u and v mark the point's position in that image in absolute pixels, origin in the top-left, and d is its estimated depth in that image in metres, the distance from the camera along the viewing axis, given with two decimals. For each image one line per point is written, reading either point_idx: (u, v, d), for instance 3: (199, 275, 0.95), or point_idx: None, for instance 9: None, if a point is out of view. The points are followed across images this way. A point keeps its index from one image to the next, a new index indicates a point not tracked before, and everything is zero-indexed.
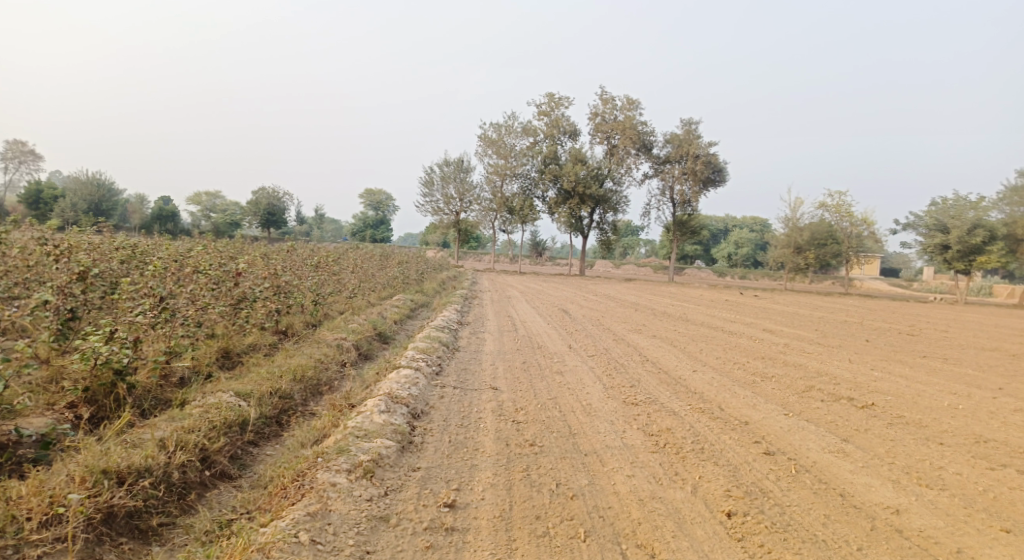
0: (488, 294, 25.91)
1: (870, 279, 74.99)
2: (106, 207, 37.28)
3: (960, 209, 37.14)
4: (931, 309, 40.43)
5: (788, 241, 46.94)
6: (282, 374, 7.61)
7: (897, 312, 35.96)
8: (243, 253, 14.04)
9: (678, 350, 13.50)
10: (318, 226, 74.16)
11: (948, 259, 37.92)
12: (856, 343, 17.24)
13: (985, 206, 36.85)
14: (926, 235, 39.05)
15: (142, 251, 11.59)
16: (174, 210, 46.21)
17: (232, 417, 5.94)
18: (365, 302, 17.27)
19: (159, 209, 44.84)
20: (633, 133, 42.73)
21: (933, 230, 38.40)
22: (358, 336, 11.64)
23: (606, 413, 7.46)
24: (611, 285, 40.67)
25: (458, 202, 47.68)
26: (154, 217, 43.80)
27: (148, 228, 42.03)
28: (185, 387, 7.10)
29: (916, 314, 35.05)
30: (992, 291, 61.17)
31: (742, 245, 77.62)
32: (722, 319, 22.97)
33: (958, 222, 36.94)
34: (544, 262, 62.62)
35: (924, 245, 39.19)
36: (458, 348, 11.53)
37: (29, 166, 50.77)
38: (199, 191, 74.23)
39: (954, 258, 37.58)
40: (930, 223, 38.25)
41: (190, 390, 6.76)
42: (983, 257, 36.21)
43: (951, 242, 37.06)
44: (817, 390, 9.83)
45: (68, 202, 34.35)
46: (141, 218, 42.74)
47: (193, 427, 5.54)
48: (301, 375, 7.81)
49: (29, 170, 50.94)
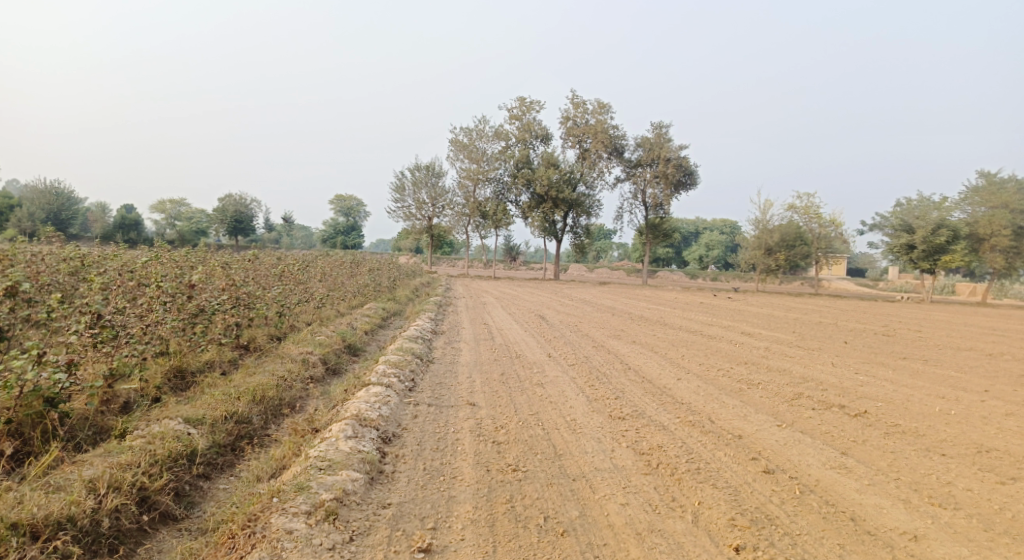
0: (463, 300, 25.35)
1: (838, 280, 75.85)
2: (66, 216, 36.04)
3: (926, 210, 37.51)
4: (900, 309, 40.71)
5: (759, 243, 47.12)
6: (241, 395, 7.01)
7: (868, 312, 36.13)
8: (202, 263, 13.33)
9: (659, 357, 13.08)
10: (288, 233, 72.91)
11: (913, 259, 38.07)
12: (836, 346, 17.00)
13: (948, 206, 37.27)
14: (893, 236, 39.34)
15: (92, 261, 10.87)
16: (138, 218, 44.93)
17: (179, 449, 5.36)
18: (334, 311, 16.59)
19: (122, 217, 43.54)
20: (605, 137, 42.54)
21: (899, 230, 38.71)
22: (326, 348, 11.04)
23: (592, 430, 6.98)
24: (585, 289, 40.34)
25: (430, 207, 47.05)
26: (117, 226, 42.50)
27: (110, 237, 40.75)
28: (129, 414, 6.49)
29: (886, 314, 35.20)
30: (956, 289, 62.11)
31: (713, 247, 78.03)
32: (699, 323, 22.66)
33: (923, 222, 37.29)
34: (517, 267, 62.17)
35: (890, 246, 39.37)
36: (432, 360, 10.95)
37: None
38: (164, 199, 72.56)
39: (919, 257, 37.73)
40: (897, 224, 38.56)
41: (133, 417, 6.15)
42: (948, 256, 36.54)
43: (916, 242, 37.26)
44: (806, 397, 9.45)
45: (25, 211, 33.09)
46: (103, 227, 41.42)
47: (130, 463, 4.98)
48: (262, 396, 7.21)
49: None
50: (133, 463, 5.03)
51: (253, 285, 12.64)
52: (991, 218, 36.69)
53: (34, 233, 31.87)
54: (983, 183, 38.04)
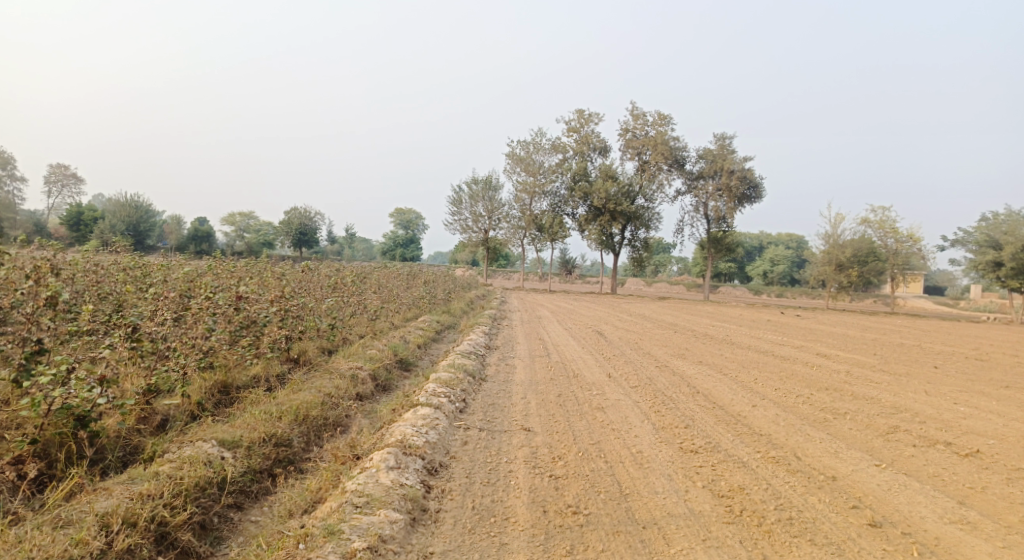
0: (518, 314, 24.76)
1: (913, 298, 72.07)
2: (142, 228, 37.31)
3: (1014, 225, 35.11)
4: (985, 330, 38.10)
5: (828, 258, 45.02)
6: (283, 414, 6.55)
7: (949, 333, 33.86)
8: (258, 273, 13.18)
9: (729, 380, 12.16)
10: (349, 245, 74.03)
11: (1001, 277, 35.69)
12: (923, 370, 15.63)
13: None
14: (976, 252, 36.93)
15: (148, 267, 10.75)
16: (207, 230, 46.25)
17: (207, 476, 4.96)
18: (388, 324, 16.23)
19: (194, 229, 44.85)
20: (665, 149, 41.47)
21: (984, 247, 36.33)
22: (377, 363, 10.60)
23: (662, 464, 6.24)
24: (644, 304, 39.24)
25: (487, 219, 46.82)
26: (188, 237, 43.76)
27: (181, 249, 42.00)
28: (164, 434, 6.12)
29: (970, 336, 32.92)
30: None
31: (778, 262, 75.35)
32: (767, 342, 21.42)
33: (1011, 238, 34.84)
34: (575, 280, 61.31)
35: (974, 263, 37.01)
36: (486, 378, 10.36)
37: (71, 189, 51.51)
38: (232, 212, 74.74)
39: (1007, 275, 35.34)
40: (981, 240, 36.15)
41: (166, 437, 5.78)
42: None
43: (1003, 259, 34.91)
44: (902, 431, 8.45)
45: (106, 223, 34.41)
46: (176, 238, 42.70)
47: (150, 494, 4.61)
48: (305, 414, 6.75)
49: (71, 193, 51.68)
50: (154, 494, 4.65)
51: (305, 295, 12.35)
52: None
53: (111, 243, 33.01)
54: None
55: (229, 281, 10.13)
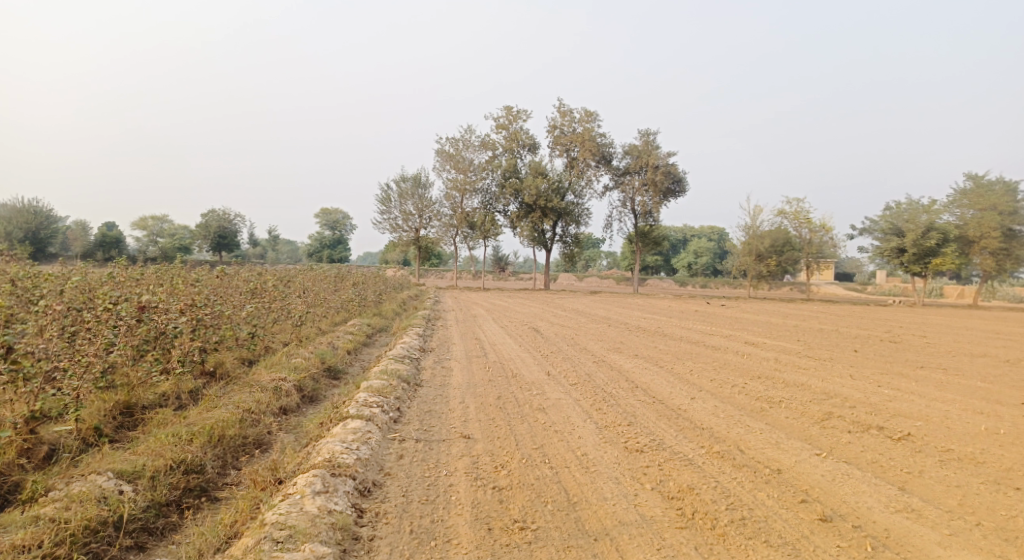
0: (452, 313, 24.26)
1: (827, 284, 75.34)
2: (45, 235, 34.91)
3: (914, 213, 37.06)
4: (894, 313, 40.03)
5: (749, 248, 46.44)
6: (194, 436, 6.01)
7: (863, 318, 35.37)
8: (168, 280, 12.31)
9: (666, 372, 12.08)
10: (273, 247, 71.60)
11: (904, 263, 37.57)
12: (847, 355, 16.07)
13: (937, 208, 36.73)
14: (882, 239, 38.77)
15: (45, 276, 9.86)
16: (120, 235, 43.74)
17: (97, 518, 4.50)
18: (316, 330, 15.51)
19: (104, 235, 42.31)
20: (593, 145, 41.76)
21: (889, 234, 38.16)
22: (302, 372, 10.03)
23: (608, 467, 6.00)
24: (576, 299, 39.41)
25: (417, 218, 46.02)
26: (98, 244, 41.24)
27: (91, 255, 39.51)
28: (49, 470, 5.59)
29: (882, 319, 34.47)
30: (945, 291, 61.70)
31: (702, 254, 77.41)
32: (698, 332, 21.70)
33: (913, 225, 36.72)
34: (506, 277, 61.17)
35: (881, 250, 38.84)
36: (421, 383, 9.92)
37: None
38: (146, 215, 71.05)
39: (910, 261, 37.22)
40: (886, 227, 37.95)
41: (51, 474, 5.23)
42: (939, 259, 35.89)
43: (906, 246, 36.76)
44: (837, 417, 8.49)
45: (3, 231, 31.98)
46: (84, 245, 40.19)
47: (26, 546, 4.18)
48: (219, 436, 6.21)
49: None
50: (30, 545, 4.22)
51: (221, 302, 11.64)
52: (980, 220, 36.14)
53: (11, 252, 30.74)
54: (973, 186, 37.44)
55: (133, 291, 9.40)
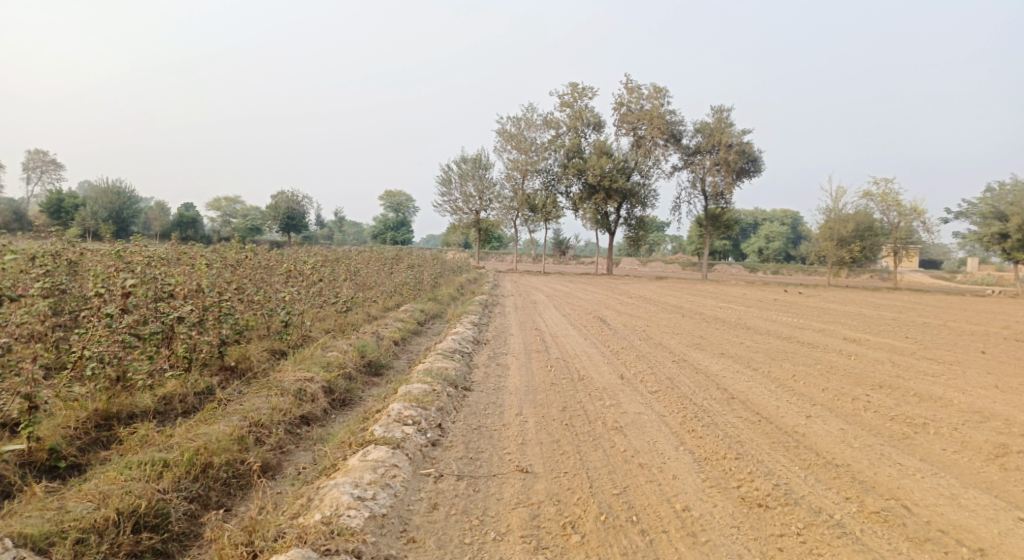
0: (511, 299, 22.65)
1: (911, 272, 70.25)
2: (127, 216, 35.12)
3: (1018, 195, 33.19)
4: (993, 305, 36.31)
5: (829, 233, 43.00)
6: (163, 473, 4.70)
7: (961, 309, 31.99)
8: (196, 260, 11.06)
9: (764, 378, 10.11)
10: (338, 229, 71.52)
11: (1006, 250, 33.83)
12: (971, 357, 13.67)
13: None
14: (980, 224, 35.02)
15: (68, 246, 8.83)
16: (193, 216, 44.04)
17: None
18: (362, 317, 14.18)
19: (179, 216, 42.51)
20: (661, 123, 39.26)
21: (988, 218, 34.41)
22: (333, 370, 8.56)
23: (724, 538, 4.32)
24: (643, 285, 37.30)
25: (478, 200, 44.53)
26: (172, 224, 41.41)
27: (166, 236, 39.84)
28: None
29: (981, 312, 31.10)
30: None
31: (773, 238, 73.38)
32: (783, 325, 19.41)
33: (1016, 209, 32.97)
34: (569, 261, 59.18)
35: (977, 235, 35.13)
36: (472, 388, 8.32)
37: (49, 176, 49.11)
38: (217, 196, 72.13)
39: (1012, 248, 33.48)
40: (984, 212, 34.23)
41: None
42: None
43: (1008, 231, 33.04)
44: (1016, 454, 6.44)
45: (89, 210, 32.36)
46: (160, 225, 40.41)
47: None
48: (199, 470, 4.84)
49: (50, 180, 49.29)
50: None
51: (250, 284, 10.34)
52: None
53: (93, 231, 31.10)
54: None
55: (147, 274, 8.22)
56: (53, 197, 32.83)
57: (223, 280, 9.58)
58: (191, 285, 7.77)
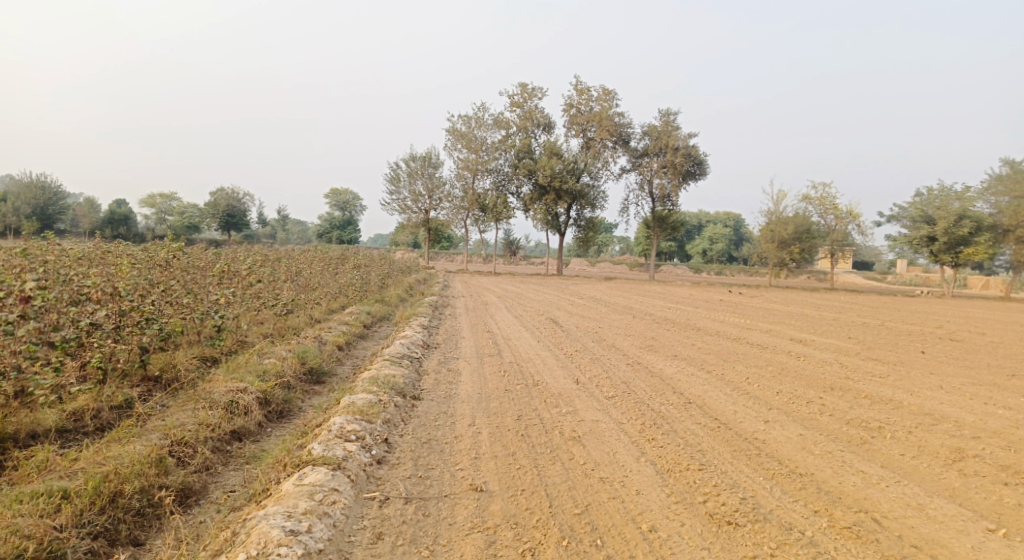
0: (462, 300, 22.18)
1: (848, 274, 72.54)
2: (56, 212, 33.28)
3: (946, 200, 34.42)
4: (924, 306, 37.59)
5: (771, 235, 43.94)
6: (59, 507, 4.44)
7: (895, 310, 32.95)
8: (120, 260, 10.28)
9: (719, 382, 9.96)
10: (283, 228, 69.64)
11: (935, 252, 35.04)
12: (915, 358, 13.86)
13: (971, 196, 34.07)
14: (911, 228, 36.20)
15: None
16: (129, 212, 42.09)
17: None
18: (305, 320, 13.55)
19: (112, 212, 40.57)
20: (610, 125, 39.38)
21: (918, 222, 35.59)
22: (270, 379, 7.99)
23: None
24: (592, 285, 37.31)
25: (426, 199, 43.90)
26: (105, 221, 39.47)
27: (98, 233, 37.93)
28: None
29: (913, 312, 32.11)
30: (970, 282, 58.93)
31: (717, 240, 74.78)
32: (732, 327, 19.53)
33: (944, 213, 34.16)
34: (518, 262, 58.96)
35: (909, 239, 36.30)
36: (421, 397, 7.89)
37: None
38: (154, 192, 69.31)
39: (941, 250, 34.70)
40: (915, 215, 35.39)
41: None
42: (971, 249, 33.40)
43: (937, 234, 34.22)
44: (972, 458, 6.37)
45: (13, 206, 30.50)
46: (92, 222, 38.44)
47: None
48: (101, 502, 4.55)
49: None
50: None
51: (179, 285, 9.68)
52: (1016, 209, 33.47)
53: (18, 228, 29.31)
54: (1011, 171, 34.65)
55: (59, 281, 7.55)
56: None
57: (146, 283, 8.90)
58: (105, 289, 7.14)
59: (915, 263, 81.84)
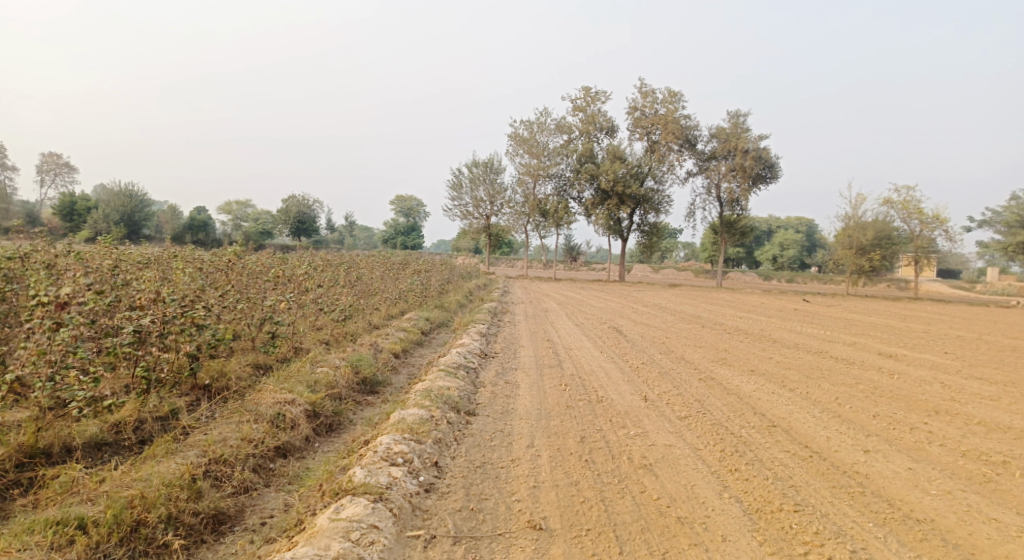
0: (522, 306, 21.62)
1: (930, 282, 68.48)
2: (138, 219, 34.53)
3: None
4: (1019, 318, 34.83)
5: (848, 241, 41.65)
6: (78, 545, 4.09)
7: (987, 322, 30.60)
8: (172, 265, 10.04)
9: (806, 402, 9.06)
10: (349, 234, 70.81)
11: None
12: (1022, 377, 12.51)
13: None
14: (1004, 234, 33.58)
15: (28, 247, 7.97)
16: (204, 219, 43.36)
17: None
18: (361, 326, 13.23)
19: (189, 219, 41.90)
20: (676, 127, 38.18)
21: (1013, 227, 32.97)
22: (319, 391, 7.54)
23: None
24: (657, 293, 36.20)
25: (489, 204, 43.62)
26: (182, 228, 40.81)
27: (177, 239, 39.14)
28: None
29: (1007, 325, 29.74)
30: None
31: (788, 247, 71.90)
32: (810, 338, 18.25)
33: None
34: (580, 268, 58.07)
35: (1002, 245, 33.70)
36: (476, 412, 7.31)
37: (62, 179, 48.67)
38: (228, 199, 71.53)
39: None
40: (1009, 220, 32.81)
41: None
42: None
43: None
44: None
45: (98, 214, 31.79)
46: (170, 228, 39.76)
47: None
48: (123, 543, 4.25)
49: (62, 183, 48.81)
50: None
51: (232, 290, 9.42)
52: None
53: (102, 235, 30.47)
54: None
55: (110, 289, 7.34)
56: (64, 200, 32.27)
57: (196, 287, 8.59)
58: (148, 294, 6.77)
59: (1005, 270, 76.55)
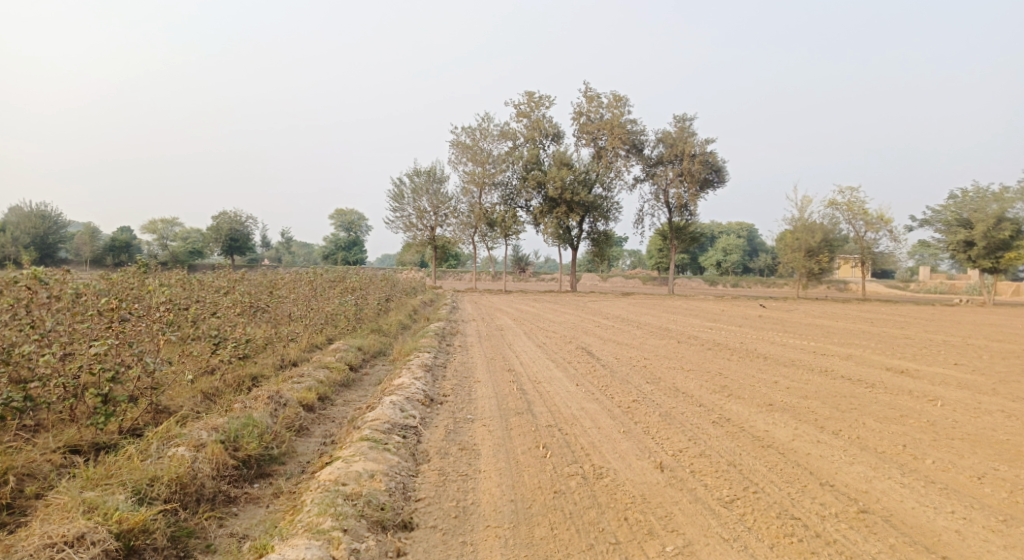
0: (472, 325, 18.79)
1: (873, 283, 68.28)
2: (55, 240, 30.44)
3: (982, 202, 30.35)
4: (968, 316, 33.40)
5: (796, 244, 40.20)
6: None
7: (944, 322, 29.06)
8: None
9: (876, 459, 6.56)
10: (286, 251, 66.59)
11: (972, 258, 30.90)
12: None
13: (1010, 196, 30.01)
14: (945, 232, 32.01)
15: None
16: (131, 239, 39.20)
17: None
18: (268, 366, 10.17)
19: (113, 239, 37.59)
20: (623, 132, 36.13)
21: (953, 226, 31.39)
22: (153, 503, 4.60)
23: None
24: (611, 302, 33.89)
25: (432, 216, 40.74)
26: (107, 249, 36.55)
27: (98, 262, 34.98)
28: None
29: (962, 325, 28.23)
30: (1000, 289, 54.68)
31: (731, 251, 70.94)
32: (799, 352, 15.92)
33: (981, 216, 30.15)
34: (528, 280, 55.55)
35: (942, 244, 32.12)
36: (415, 526, 4.55)
37: None
38: (156, 219, 66.38)
39: (979, 255, 30.58)
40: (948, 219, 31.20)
41: None
42: (1014, 254, 29.41)
43: (975, 239, 30.15)
44: None
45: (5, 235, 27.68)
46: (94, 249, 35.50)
47: None
48: None
49: None
50: None
51: (43, 339, 6.40)
52: None
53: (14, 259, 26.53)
54: None
55: None
56: None
57: None
58: None
59: (935, 268, 77.24)
